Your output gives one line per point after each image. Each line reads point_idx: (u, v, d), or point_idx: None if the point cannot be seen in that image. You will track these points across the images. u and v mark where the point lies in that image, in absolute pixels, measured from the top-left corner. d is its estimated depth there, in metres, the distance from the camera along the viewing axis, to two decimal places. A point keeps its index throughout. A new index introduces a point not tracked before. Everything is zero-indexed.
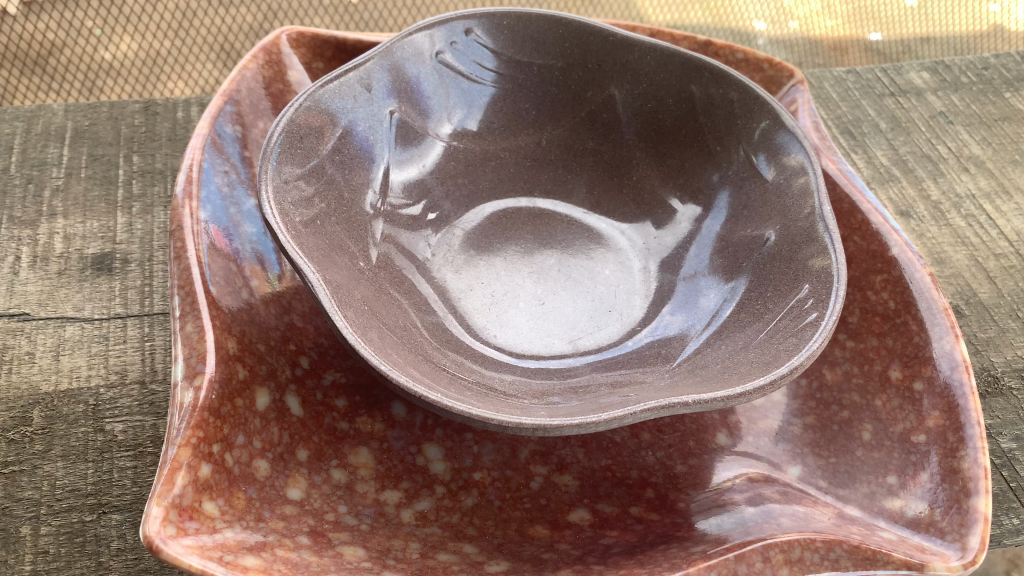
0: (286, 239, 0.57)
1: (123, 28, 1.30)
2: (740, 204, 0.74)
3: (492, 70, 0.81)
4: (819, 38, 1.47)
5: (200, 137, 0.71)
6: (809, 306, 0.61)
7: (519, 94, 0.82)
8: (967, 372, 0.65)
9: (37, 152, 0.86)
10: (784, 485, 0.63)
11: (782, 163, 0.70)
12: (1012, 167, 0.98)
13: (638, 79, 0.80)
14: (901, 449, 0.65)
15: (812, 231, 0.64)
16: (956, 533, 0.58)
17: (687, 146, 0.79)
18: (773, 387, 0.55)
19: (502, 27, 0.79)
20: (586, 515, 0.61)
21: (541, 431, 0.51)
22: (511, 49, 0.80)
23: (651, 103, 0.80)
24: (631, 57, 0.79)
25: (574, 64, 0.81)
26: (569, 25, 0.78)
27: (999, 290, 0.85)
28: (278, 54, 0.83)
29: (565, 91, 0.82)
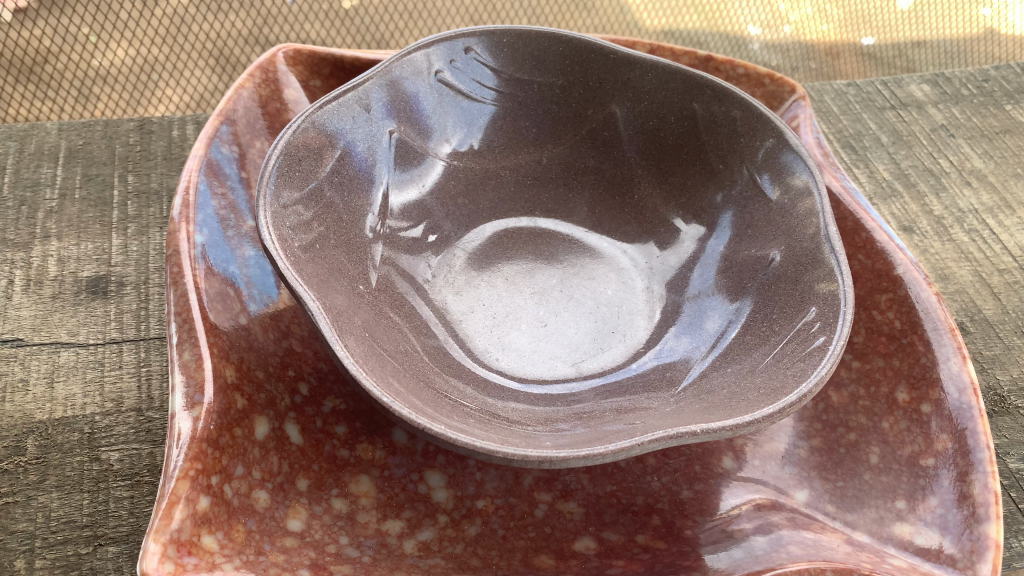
0: (285, 266, 0.56)
1: (117, 36, 1.28)
2: (744, 224, 0.73)
3: (492, 88, 0.80)
4: (813, 43, 1.47)
5: (196, 158, 0.70)
6: (816, 329, 0.60)
7: (520, 112, 0.81)
8: (975, 395, 0.65)
9: (30, 172, 0.85)
10: (792, 511, 0.62)
11: (786, 182, 0.70)
12: (1014, 181, 0.98)
13: (639, 97, 0.79)
14: (910, 473, 0.64)
15: (818, 253, 0.64)
16: (967, 561, 0.57)
17: (689, 164, 0.79)
18: (782, 414, 0.54)
19: (502, 44, 0.78)
20: (591, 543, 0.60)
21: (547, 463, 0.50)
22: (511, 67, 0.79)
23: (653, 121, 0.79)
24: (632, 75, 0.78)
25: (575, 82, 0.80)
26: (569, 43, 0.78)
27: (1003, 307, 0.84)
28: (275, 73, 0.82)
29: (566, 108, 0.81)
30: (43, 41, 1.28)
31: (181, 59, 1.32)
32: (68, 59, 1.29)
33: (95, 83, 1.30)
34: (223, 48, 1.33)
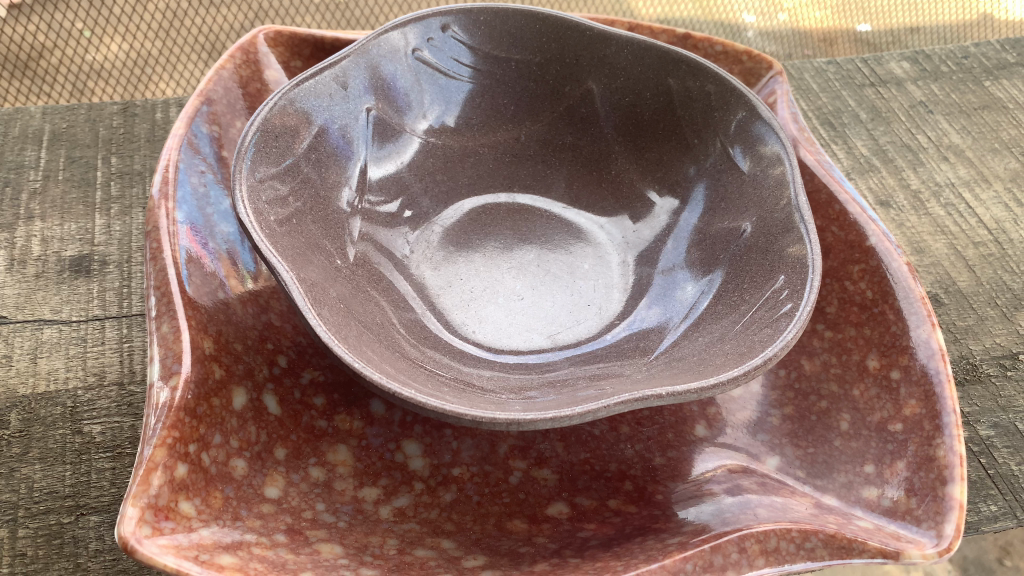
0: (260, 238, 0.57)
1: (108, 31, 1.31)
2: (717, 197, 0.74)
3: (469, 65, 0.81)
4: (808, 30, 1.48)
5: (176, 137, 0.72)
6: (784, 296, 0.61)
7: (497, 90, 0.82)
8: (944, 360, 0.66)
9: (15, 155, 0.86)
10: (762, 476, 0.64)
11: (757, 154, 0.71)
12: (992, 156, 0.99)
13: (615, 73, 0.80)
14: (878, 438, 0.65)
15: (788, 222, 0.65)
16: (931, 521, 0.59)
17: (665, 139, 0.80)
18: (747, 377, 0.55)
19: (479, 23, 0.79)
20: (564, 508, 0.61)
21: (516, 425, 0.51)
22: (488, 45, 0.80)
23: (629, 97, 0.80)
24: (608, 52, 0.79)
25: (552, 59, 0.81)
26: (546, 20, 0.79)
27: (978, 279, 0.86)
28: (255, 54, 0.83)
29: (543, 86, 0.82)
30: (39, 37, 1.30)
31: (175, 51, 1.34)
32: (64, 54, 1.31)
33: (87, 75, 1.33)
34: (218, 40, 1.35)
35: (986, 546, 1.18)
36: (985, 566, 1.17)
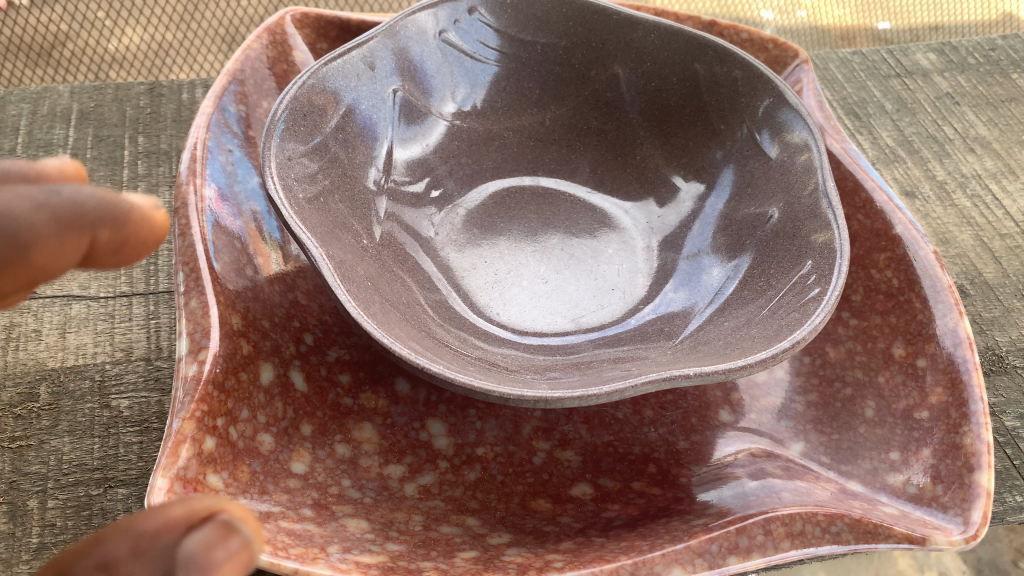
0: (290, 214, 0.57)
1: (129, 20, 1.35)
2: (744, 182, 0.74)
3: (495, 49, 0.82)
4: (828, 28, 1.49)
5: (205, 115, 0.72)
6: (812, 281, 0.61)
7: (523, 74, 0.83)
8: (971, 349, 0.66)
9: (43, 133, 0.87)
10: (786, 461, 0.64)
11: (785, 140, 0.70)
12: (1019, 148, 0.98)
13: (641, 58, 0.80)
14: (904, 425, 0.65)
15: (815, 208, 0.64)
16: (958, 508, 0.58)
17: (691, 125, 0.79)
18: (775, 359, 0.55)
19: (505, 6, 0.80)
20: (588, 489, 0.61)
21: (543, 403, 0.52)
22: (514, 28, 0.81)
23: (655, 82, 0.80)
24: (635, 36, 0.79)
25: (577, 44, 0.81)
26: (573, 4, 0.79)
27: (1004, 271, 0.85)
28: (282, 35, 0.83)
29: (569, 70, 0.82)
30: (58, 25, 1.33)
31: (194, 40, 1.38)
32: (86, 42, 1.34)
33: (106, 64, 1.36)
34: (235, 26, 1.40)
35: (1001, 547, 1.02)
36: (1000, 569, 1.03)
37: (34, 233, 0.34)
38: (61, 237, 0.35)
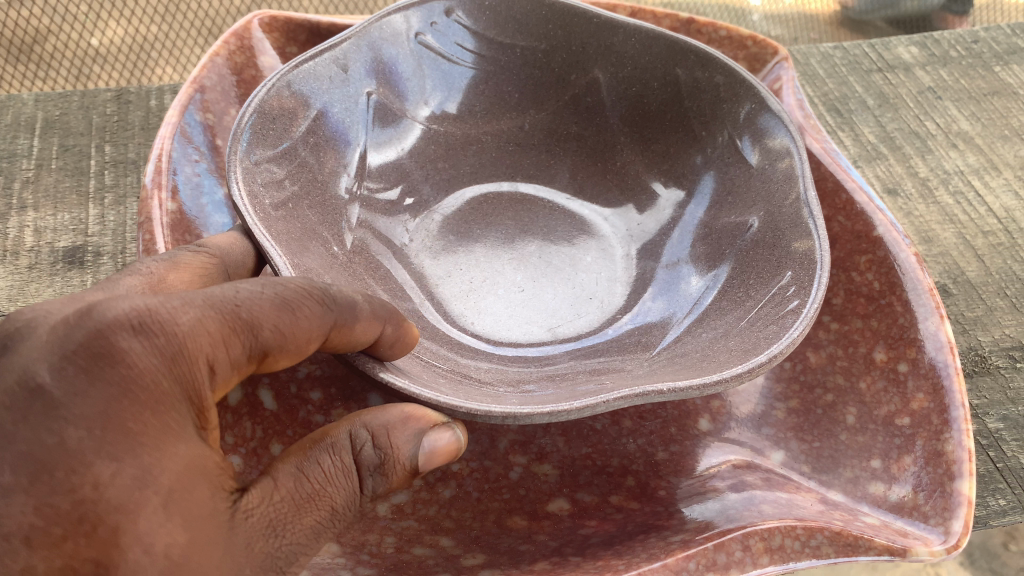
0: (253, 221, 0.56)
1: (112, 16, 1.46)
2: (724, 190, 0.73)
3: (473, 51, 0.80)
4: (813, 13, 1.66)
5: (169, 126, 0.70)
6: (791, 293, 0.59)
7: (502, 77, 0.81)
8: (952, 353, 0.65)
9: (7, 143, 0.85)
10: (767, 472, 0.63)
11: (765, 146, 0.70)
12: (1001, 143, 0.97)
13: (622, 63, 0.78)
14: (885, 432, 0.64)
15: (796, 218, 0.63)
16: (939, 517, 0.58)
17: (672, 131, 0.78)
18: (751, 374, 0.53)
19: (484, 7, 0.79)
20: (565, 505, 0.60)
21: (511, 421, 0.50)
22: (493, 30, 0.79)
23: (636, 87, 0.79)
24: (615, 40, 0.77)
25: (557, 47, 0.79)
26: (552, 6, 0.77)
27: (987, 268, 0.84)
28: (250, 39, 0.81)
29: (548, 73, 0.80)
30: (41, 19, 1.44)
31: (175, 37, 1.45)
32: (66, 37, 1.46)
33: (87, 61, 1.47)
34: (214, 21, 1.50)
35: None
36: None
37: (351, 312, 0.49)
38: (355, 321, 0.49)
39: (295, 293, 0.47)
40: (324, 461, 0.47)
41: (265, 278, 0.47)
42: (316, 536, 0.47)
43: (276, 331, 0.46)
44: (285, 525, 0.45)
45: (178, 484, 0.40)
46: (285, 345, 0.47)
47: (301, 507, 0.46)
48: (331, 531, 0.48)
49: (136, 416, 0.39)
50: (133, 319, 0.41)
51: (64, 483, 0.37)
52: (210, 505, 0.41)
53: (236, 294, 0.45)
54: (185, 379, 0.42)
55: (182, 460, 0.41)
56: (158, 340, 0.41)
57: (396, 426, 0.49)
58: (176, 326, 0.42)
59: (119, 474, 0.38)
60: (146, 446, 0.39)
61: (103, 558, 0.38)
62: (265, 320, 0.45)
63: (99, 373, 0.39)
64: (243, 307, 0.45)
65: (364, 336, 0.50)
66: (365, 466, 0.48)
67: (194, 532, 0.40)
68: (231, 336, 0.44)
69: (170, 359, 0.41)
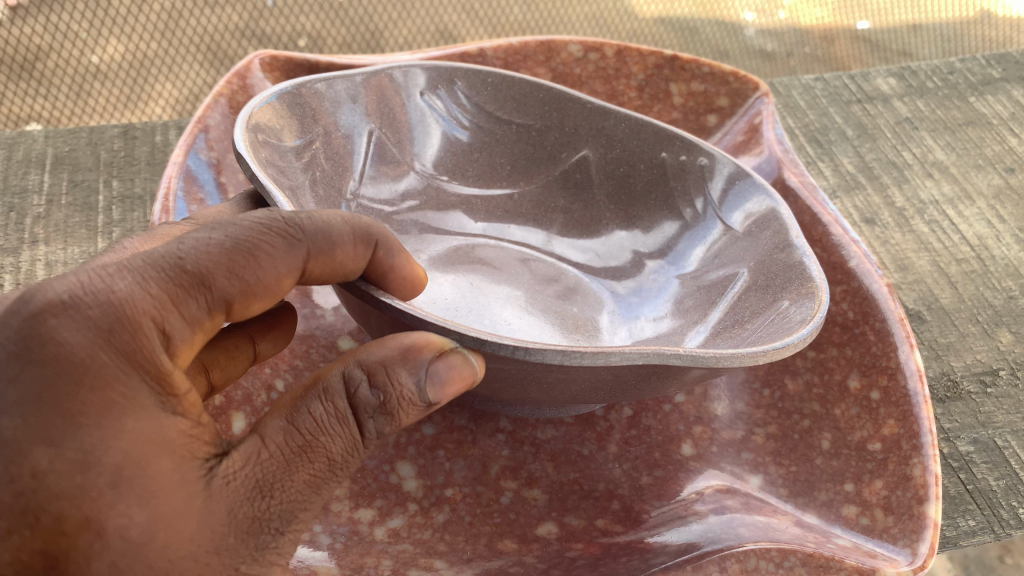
0: (258, 170, 0.57)
1: (115, 35, 1.52)
2: (711, 254, 0.77)
3: (472, 123, 0.84)
4: (808, 27, 1.78)
5: (175, 165, 0.74)
6: (790, 309, 0.62)
7: (496, 149, 0.85)
8: (921, 381, 0.68)
9: (19, 179, 0.88)
10: (745, 495, 0.66)
11: (749, 213, 0.75)
12: (975, 173, 1.01)
13: (612, 144, 0.83)
14: (857, 457, 0.67)
15: (789, 260, 0.67)
16: (907, 539, 0.61)
17: (656, 208, 0.82)
18: (769, 358, 0.54)
19: (487, 83, 0.83)
20: (553, 528, 0.63)
21: (523, 352, 0.48)
22: (493, 106, 0.84)
23: (624, 168, 0.83)
24: (606, 124, 0.83)
25: (550, 127, 0.84)
26: (549, 90, 0.82)
27: (960, 295, 0.88)
28: (250, 79, 0.85)
29: (541, 150, 0.85)
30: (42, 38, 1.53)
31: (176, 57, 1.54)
32: (70, 53, 1.53)
33: (87, 79, 1.54)
34: (215, 42, 1.58)
35: None
36: None
37: (319, 248, 0.48)
38: (329, 255, 0.48)
39: (252, 236, 0.45)
40: (315, 409, 0.46)
41: (220, 224, 0.45)
42: (313, 487, 0.46)
43: (232, 277, 0.44)
44: (274, 485, 0.45)
45: (126, 460, 0.40)
46: (248, 285, 0.45)
47: (291, 461, 0.45)
48: (334, 480, 0.47)
49: (71, 397, 0.39)
50: (65, 297, 0.41)
51: (7, 477, 0.39)
52: (171, 478, 0.42)
53: (180, 248, 0.43)
54: (127, 343, 0.41)
55: (129, 435, 0.40)
56: (92, 313, 0.41)
57: (394, 360, 0.46)
58: (113, 294, 0.41)
59: (57, 460, 0.39)
60: (86, 425, 0.39)
61: (48, 548, 0.39)
62: (217, 266, 0.44)
63: (29, 357, 0.39)
64: (190, 260, 0.43)
65: (341, 260, 0.49)
66: (364, 408, 0.46)
67: (152, 508, 0.41)
68: (180, 289, 0.43)
69: (107, 326, 0.41)
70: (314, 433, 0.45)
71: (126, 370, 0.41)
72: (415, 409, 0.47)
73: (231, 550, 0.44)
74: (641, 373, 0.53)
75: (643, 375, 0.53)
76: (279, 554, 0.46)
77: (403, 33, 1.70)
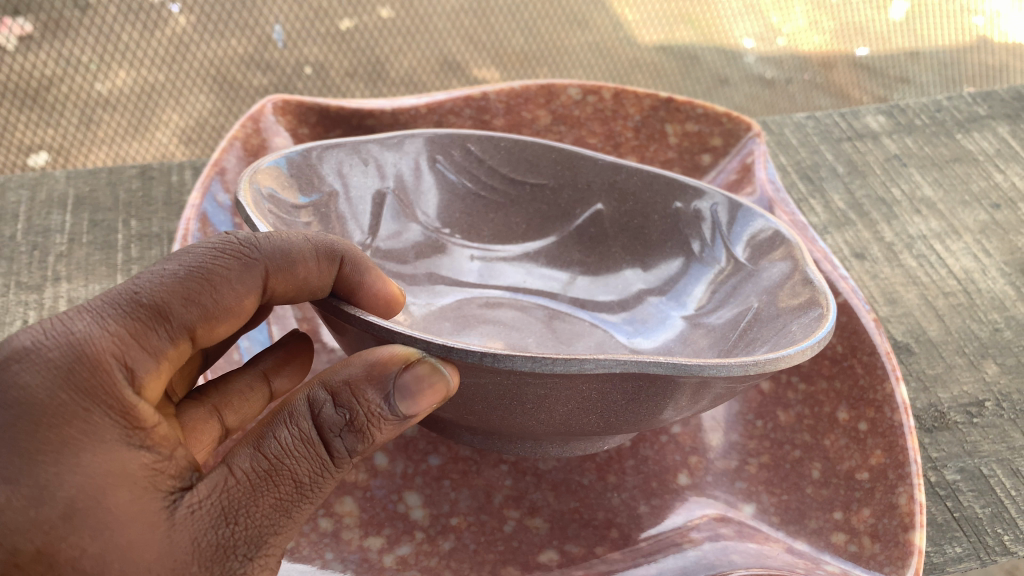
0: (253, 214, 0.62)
1: (119, 63, 1.61)
2: (728, 294, 0.78)
3: (487, 183, 0.87)
4: (807, 53, 1.81)
5: (192, 208, 0.78)
6: (798, 331, 0.64)
7: (511, 209, 0.88)
8: (906, 413, 0.72)
9: (41, 220, 0.92)
10: (739, 523, 0.68)
11: (761, 249, 0.77)
12: (962, 208, 1.04)
13: (624, 198, 0.85)
14: (846, 486, 0.70)
15: (801, 288, 0.69)
16: (893, 565, 0.63)
17: (671, 254, 0.84)
18: (761, 368, 0.55)
19: (500, 147, 0.86)
20: (554, 555, 0.66)
21: (490, 356, 0.50)
22: (507, 167, 0.86)
23: (637, 219, 0.85)
24: (618, 178, 0.85)
25: (564, 185, 0.86)
26: (561, 151, 0.85)
27: (947, 328, 0.91)
28: (263, 123, 0.89)
29: (555, 208, 0.87)
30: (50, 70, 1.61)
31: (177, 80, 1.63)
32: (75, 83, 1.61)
33: (96, 108, 1.60)
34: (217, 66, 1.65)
35: None
36: None
37: (272, 270, 0.54)
38: (284, 275, 0.54)
39: (205, 268, 0.51)
40: (281, 433, 0.50)
41: (176, 260, 0.52)
42: (278, 510, 0.49)
43: (189, 304, 0.50)
44: (238, 511, 0.49)
45: (80, 494, 0.45)
46: (207, 309, 0.51)
47: (257, 485, 0.49)
48: (304, 502, 0.50)
49: (32, 436, 0.45)
50: (29, 345, 0.47)
51: None
52: (127, 508, 0.46)
53: (137, 286, 0.50)
54: (86, 377, 0.46)
55: (89, 466, 0.46)
56: (52, 356, 0.46)
57: (359, 379, 0.50)
58: (73, 336, 0.47)
59: (16, 496, 0.44)
60: (45, 462, 0.45)
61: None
62: (172, 299, 0.50)
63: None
64: (146, 297, 0.49)
65: (300, 276, 0.55)
66: (331, 427, 0.50)
67: (108, 537, 0.46)
68: (139, 321, 0.49)
69: (69, 365, 0.46)
70: (279, 459, 0.49)
71: (89, 403, 0.46)
72: (385, 424, 0.51)
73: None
74: (626, 386, 0.54)
75: (630, 389, 0.55)
76: None
77: (405, 61, 1.72)
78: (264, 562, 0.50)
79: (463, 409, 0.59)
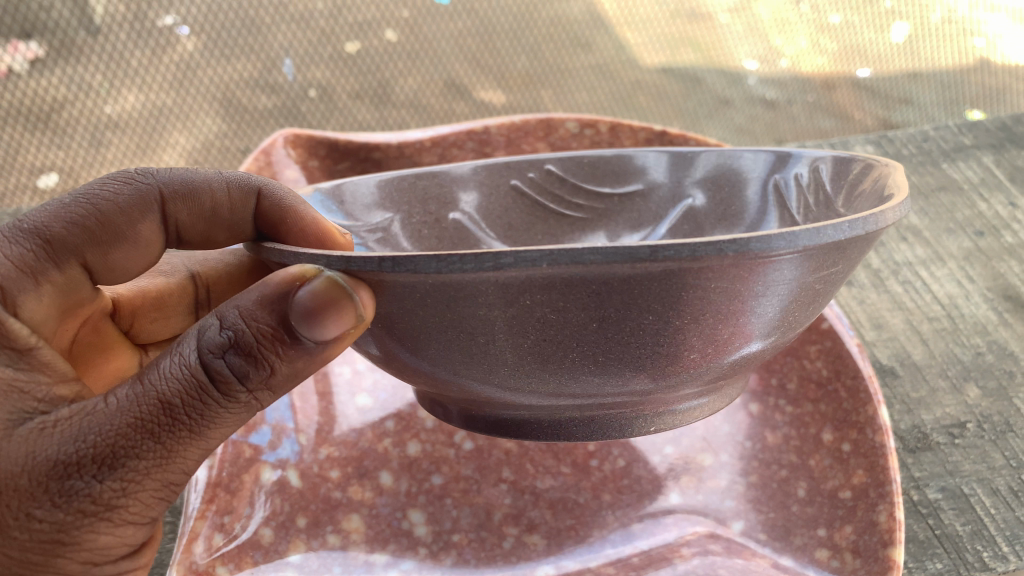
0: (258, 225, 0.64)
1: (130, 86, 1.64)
2: None
3: (572, 198, 0.86)
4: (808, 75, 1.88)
5: None
6: None
7: (602, 222, 0.87)
8: (887, 434, 0.74)
9: None
10: (727, 540, 0.72)
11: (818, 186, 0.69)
12: (947, 236, 1.08)
13: (717, 186, 0.81)
14: (830, 504, 0.73)
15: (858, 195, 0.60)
16: None
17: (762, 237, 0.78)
18: (741, 256, 0.40)
19: (583, 163, 0.85)
20: (550, 570, 0.69)
21: (389, 264, 0.42)
22: (592, 181, 0.86)
23: (733, 207, 0.81)
24: (705, 170, 0.82)
25: (653, 189, 0.85)
26: (645, 155, 0.84)
27: (931, 352, 0.94)
28: (274, 155, 0.93)
29: (646, 214, 0.86)
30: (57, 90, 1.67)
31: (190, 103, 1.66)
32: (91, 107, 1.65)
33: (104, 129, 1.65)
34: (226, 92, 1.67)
35: None
36: None
37: (161, 193, 0.58)
38: (178, 199, 0.59)
39: (91, 193, 0.56)
40: (164, 359, 0.47)
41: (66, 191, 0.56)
42: (140, 435, 0.46)
43: (71, 223, 0.54)
44: (91, 431, 0.46)
45: None
46: (93, 233, 0.55)
47: (122, 406, 0.46)
48: (173, 429, 0.47)
49: None
50: None
51: None
52: None
53: (22, 215, 0.54)
54: None
55: None
56: None
57: (252, 302, 0.47)
58: None
59: None
60: None
61: None
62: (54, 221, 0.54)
63: None
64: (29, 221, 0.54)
65: (198, 197, 0.59)
66: (212, 350, 0.47)
67: None
68: (22, 238, 0.53)
69: None
70: (152, 381, 0.47)
71: None
72: (274, 349, 0.47)
73: (33, 493, 0.45)
74: (587, 295, 0.42)
75: (590, 299, 0.42)
76: (96, 505, 0.46)
77: (412, 82, 1.76)
78: (115, 491, 0.47)
79: (460, 363, 0.49)
